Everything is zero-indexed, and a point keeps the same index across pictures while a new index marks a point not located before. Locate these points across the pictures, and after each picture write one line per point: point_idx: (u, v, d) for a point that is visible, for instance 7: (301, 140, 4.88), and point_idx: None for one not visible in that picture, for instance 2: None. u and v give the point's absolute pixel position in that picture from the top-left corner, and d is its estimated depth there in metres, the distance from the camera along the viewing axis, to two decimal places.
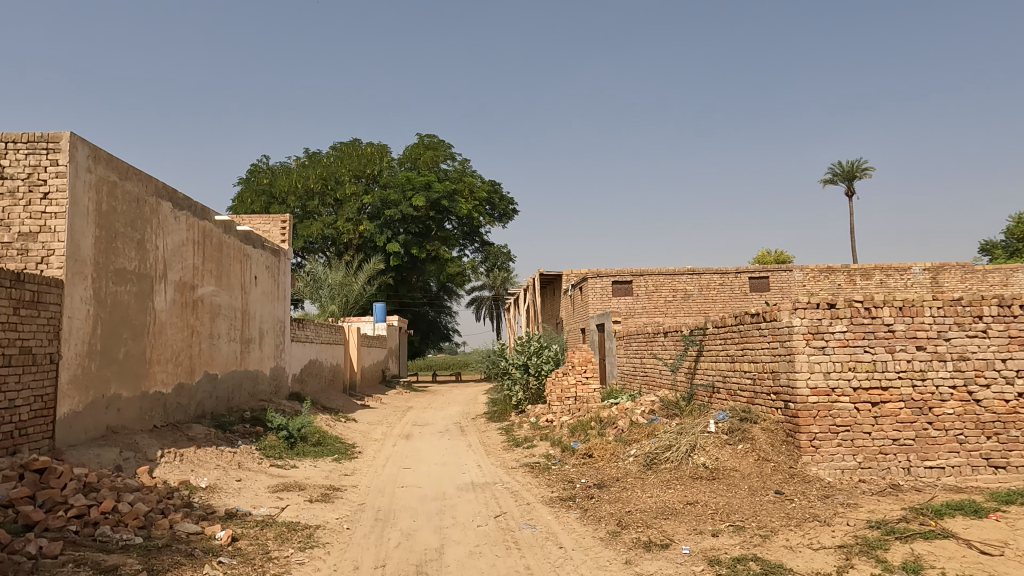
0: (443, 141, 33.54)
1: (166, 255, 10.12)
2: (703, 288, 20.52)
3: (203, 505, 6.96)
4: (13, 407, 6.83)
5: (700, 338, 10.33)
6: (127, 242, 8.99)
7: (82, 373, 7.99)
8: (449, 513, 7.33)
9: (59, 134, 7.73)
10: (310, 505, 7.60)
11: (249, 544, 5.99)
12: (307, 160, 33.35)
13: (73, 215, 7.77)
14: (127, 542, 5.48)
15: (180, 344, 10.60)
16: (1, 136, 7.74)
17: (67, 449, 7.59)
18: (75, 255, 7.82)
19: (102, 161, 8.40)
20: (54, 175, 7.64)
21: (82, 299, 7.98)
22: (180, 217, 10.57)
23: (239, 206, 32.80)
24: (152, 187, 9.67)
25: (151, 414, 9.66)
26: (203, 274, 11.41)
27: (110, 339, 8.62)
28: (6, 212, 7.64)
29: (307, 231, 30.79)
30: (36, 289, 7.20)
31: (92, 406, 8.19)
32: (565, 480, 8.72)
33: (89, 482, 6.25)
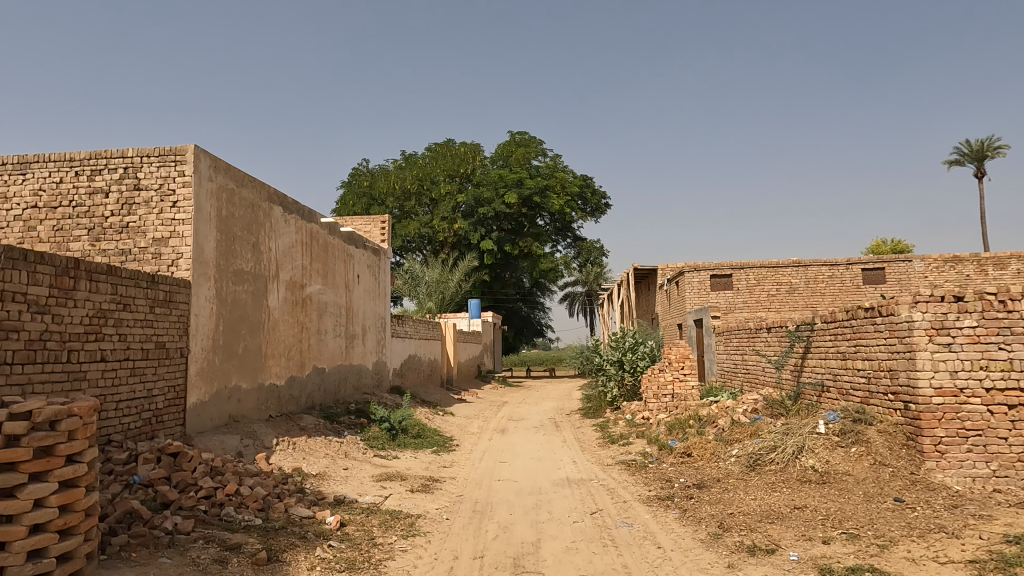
0: (534, 137, 33.66)
1: (278, 257, 10.80)
2: (810, 280, 19.45)
3: (315, 491, 7.41)
4: (151, 396, 7.56)
5: (807, 334, 9.78)
6: (243, 245, 9.68)
7: (207, 366, 8.72)
8: (546, 508, 7.38)
9: (185, 147, 8.43)
10: (412, 495, 7.90)
11: (357, 530, 6.30)
12: (405, 162, 34.46)
13: (198, 221, 8.46)
14: (249, 522, 5.93)
15: (292, 339, 11.32)
16: (137, 150, 8.51)
17: (196, 435, 8.30)
18: (200, 258, 8.53)
19: (222, 169, 9.09)
20: (181, 185, 8.37)
21: (207, 298, 8.69)
22: (290, 219, 11.26)
23: (343, 208, 34.48)
24: (265, 193, 10.35)
25: (268, 405, 10.39)
26: (311, 274, 12.10)
27: (230, 334, 9.33)
28: (140, 219, 8.40)
29: (405, 230, 31.84)
30: (168, 289, 7.94)
31: (216, 396, 8.91)
32: (663, 479, 8.53)
33: (216, 466, 6.80)
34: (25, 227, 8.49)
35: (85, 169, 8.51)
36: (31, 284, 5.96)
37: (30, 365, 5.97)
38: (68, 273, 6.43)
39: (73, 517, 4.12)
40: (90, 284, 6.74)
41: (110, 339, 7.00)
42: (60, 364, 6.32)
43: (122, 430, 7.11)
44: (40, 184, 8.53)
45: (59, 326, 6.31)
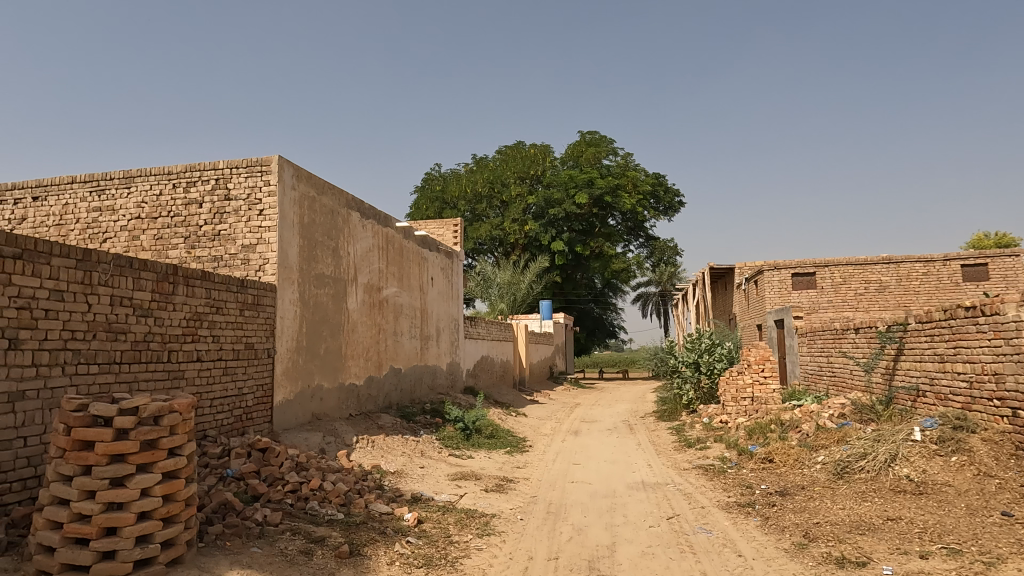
0: (605, 136, 33.34)
1: (356, 261, 11.19)
2: (902, 278, 18.34)
3: (393, 488, 7.62)
4: (241, 394, 8.02)
5: (900, 335, 9.23)
6: (324, 250, 10.09)
7: (292, 366, 9.15)
8: (621, 511, 7.29)
9: (270, 157, 8.87)
10: (487, 494, 7.99)
11: (433, 527, 6.43)
12: (476, 165, 34.89)
13: (283, 228, 8.89)
14: (332, 517, 6.17)
15: (370, 341, 11.70)
16: (226, 162, 9.03)
17: (283, 432, 8.72)
18: (285, 263, 8.96)
19: (304, 178, 9.51)
20: (267, 194, 8.82)
21: (291, 301, 9.12)
22: (367, 225, 11.65)
23: (416, 212, 35.26)
24: (344, 200, 10.75)
25: (348, 403, 10.79)
26: (387, 277, 12.47)
27: (313, 336, 9.75)
28: (230, 227, 8.90)
29: (477, 232, 32.20)
30: (256, 293, 8.39)
31: (300, 395, 9.33)
32: (743, 485, 8.25)
33: (301, 462, 7.11)
34: (130, 237, 9.18)
35: (181, 181, 9.10)
36: (136, 289, 6.44)
37: (136, 364, 6.45)
38: (168, 279, 6.90)
39: (175, 506, 4.42)
40: (187, 289, 7.22)
41: (205, 340, 7.46)
42: (161, 364, 6.79)
43: (216, 426, 7.57)
44: (143, 197, 9.20)
45: (160, 328, 6.78)
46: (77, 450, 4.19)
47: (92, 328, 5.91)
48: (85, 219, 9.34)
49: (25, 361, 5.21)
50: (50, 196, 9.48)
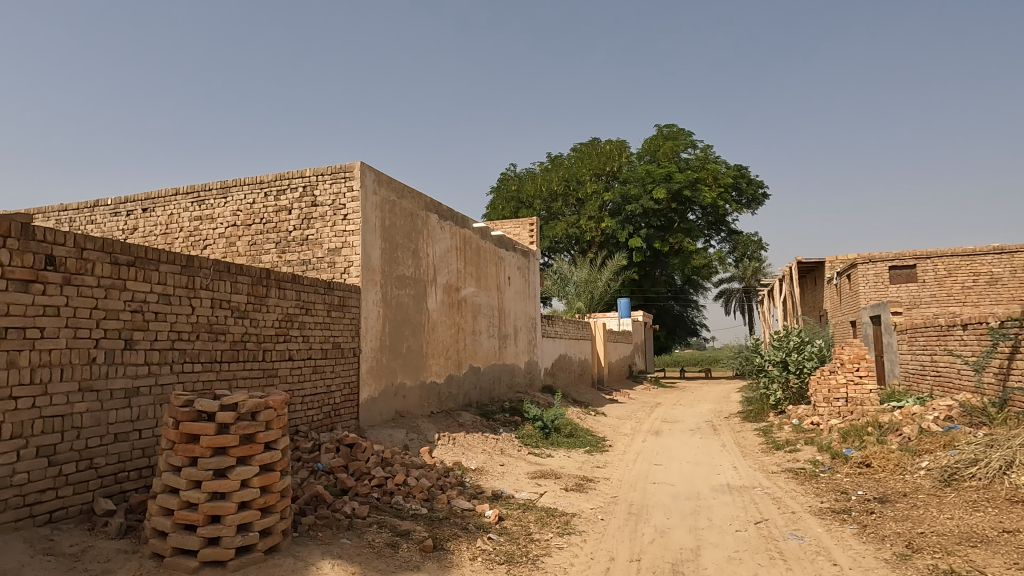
0: (683, 129, 32.46)
1: (435, 262, 11.45)
2: (1017, 270, 16.88)
3: (474, 485, 7.74)
4: (330, 391, 8.40)
5: (1015, 332, 8.48)
6: (404, 252, 10.38)
7: (376, 364, 9.48)
8: (705, 514, 7.09)
9: (352, 164, 9.21)
10: (567, 493, 7.98)
11: (514, 525, 6.48)
12: (551, 164, 34.82)
13: (365, 231, 9.21)
14: (416, 511, 6.34)
15: (450, 340, 11.94)
16: (312, 169, 9.44)
17: (368, 428, 9.06)
18: (368, 265, 9.29)
19: (384, 183, 9.81)
20: (351, 200, 9.16)
21: (374, 302, 9.45)
22: (445, 226, 11.88)
23: (492, 213, 35.61)
24: (422, 202, 11.01)
25: (430, 401, 11.06)
26: (465, 277, 12.68)
27: (395, 335, 10.07)
28: (318, 232, 9.31)
29: (553, 231, 32.15)
30: (342, 294, 8.75)
31: (384, 392, 9.65)
32: (838, 490, 7.82)
33: (386, 458, 7.35)
34: (227, 243, 9.79)
35: (272, 189, 9.62)
36: (233, 292, 6.85)
37: (234, 363, 6.87)
38: (262, 282, 7.30)
39: (271, 497, 4.67)
40: (280, 291, 7.61)
41: (296, 340, 7.85)
42: (256, 363, 7.19)
43: (307, 421, 7.97)
44: (238, 205, 9.79)
45: (255, 329, 7.19)
46: (184, 442, 4.51)
47: (196, 329, 6.34)
48: (188, 227, 10.03)
49: (139, 359, 5.66)
50: (157, 207, 10.24)
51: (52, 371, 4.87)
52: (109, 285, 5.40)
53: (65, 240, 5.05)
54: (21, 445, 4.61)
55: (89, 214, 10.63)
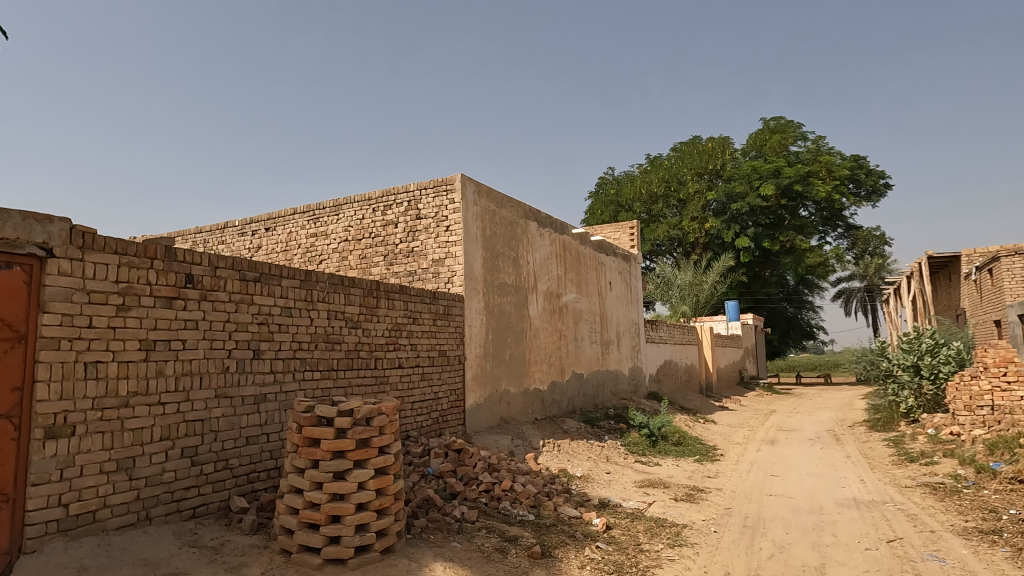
0: (791, 121, 30.73)
1: (535, 269, 11.53)
2: None
3: (580, 493, 7.68)
4: (437, 398, 8.67)
5: None
6: (505, 260, 10.54)
7: (481, 372, 9.68)
8: (829, 530, 6.63)
9: (453, 177, 9.47)
10: (676, 504, 7.74)
11: (622, 534, 6.36)
12: (650, 165, 34.08)
13: (467, 242, 9.44)
14: (524, 517, 6.39)
15: (553, 346, 11.97)
16: (416, 184, 9.81)
17: (475, 434, 9.26)
18: (470, 274, 9.51)
19: (484, 193, 10.02)
20: (452, 211, 9.42)
21: (477, 310, 9.65)
22: (545, 233, 11.95)
23: (591, 217, 35.34)
24: (522, 211, 11.14)
25: (534, 408, 11.12)
26: (566, 284, 12.68)
27: (499, 342, 10.23)
28: (422, 244, 9.65)
29: (654, 234, 31.43)
30: (447, 303, 9.02)
31: (489, 399, 9.83)
32: (985, 509, 7.05)
33: (493, 464, 7.46)
34: (340, 257, 10.37)
35: (380, 205, 10.09)
36: (347, 304, 7.24)
37: (349, 371, 7.24)
38: (372, 294, 7.66)
39: (386, 500, 4.88)
40: (389, 302, 7.96)
41: (405, 348, 8.17)
42: (369, 370, 7.55)
43: (417, 426, 8.26)
44: (349, 222, 10.35)
45: (368, 338, 7.56)
46: (307, 445, 4.82)
47: (315, 338, 6.75)
48: (304, 244, 10.73)
49: (265, 368, 6.11)
50: (278, 226, 11.04)
51: (194, 379, 5.36)
52: (239, 299, 5.88)
53: (202, 259, 5.55)
54: (169, 446, 5.11)
55: (220, 236, 11.63)
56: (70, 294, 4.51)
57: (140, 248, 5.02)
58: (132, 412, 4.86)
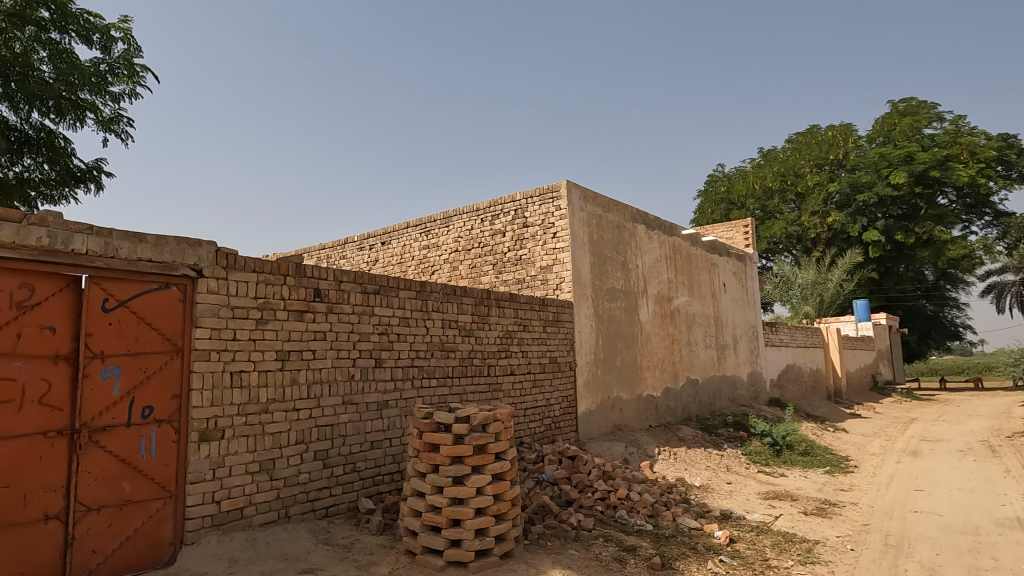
0: (924, 101, 28.10)
1: (645, 273, 11.31)
2: None
3: (700, 503, 7.41)
4: (549, 404, 8.71)
5: None
6: (613, 265, 10.42)
7: (592, 378, 9.62)
8: (989, 553, 5.95)
9: (559, 184, 9.51)
10: (806, 518, 7.26)
11: (748, 548, 6.06)
12: (763, 159, 32.41)
13: (574, 247, 9.43)
14: (641, 527, 6.26)
15: (665, 351, 11.67)
16: (522, 193, 9.94)
17: (588, 441, 9.22)
18: (579, 280, 9.49)
19: (590, 199, 9.98)
20: (559, 218, 9.46)
21: (587, 316, 9.61)
22: (653, 236, 11.69)
23: (701, 217, 34.12)
24: (629, 214, 10.98)
25: (648, 414, 10.88)
26: (678, 287, 12.33)
27: (609, 348, 10.12)
28: (530, 252, 9.76)
29: (770, 231, 29.83)
30: (556, 310, 9.05)
31: (601, 405, 9.75)
32: None
33: (607, 471, 7.37)
34: (452, 268, 10.70)
35: (488, 215, 10.32)
36: (459, 313, 7.46)
37: (464, 378, 7.45)
38: (484, 302, 7.84)
39: (504, 505, 4.96)
40: (500, 310, 8.11)
41: (516, 355, 8.29)
42: (482, 377, 7.72)
43: (530, 433, 8.35)
44: (459, 232, 10.67)
45: (480, 346, 7.74)
46: (427, 451, 5.01)
47: (430, 347, 7.01)
48: (418, 256, 11.18)
49: (387, 376, 6.42)
50: (394, 240, 11.59)
51: (323, 387, 5.73)
52: (361, 311, 6.23)
53: (328, 274, 5.93)
54: (304, 449, 5.49)
55: (341, 251, 12.39)
56: (217, 310, 4.98)
57: (274, 266, 5.45)
58: (271, 418, 5.27)
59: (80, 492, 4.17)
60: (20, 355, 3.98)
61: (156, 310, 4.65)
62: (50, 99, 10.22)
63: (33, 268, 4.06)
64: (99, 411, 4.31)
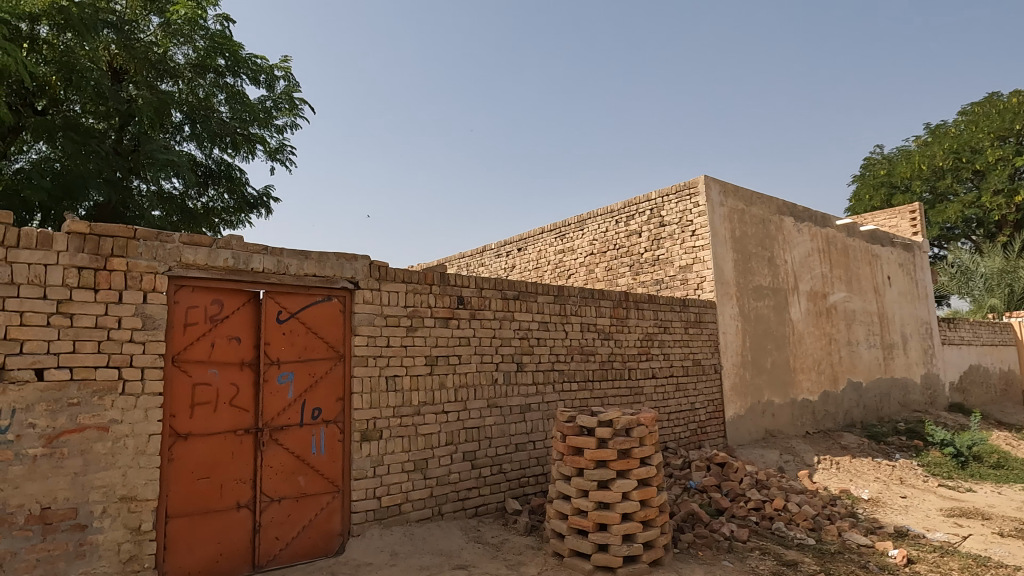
0: None
1: (795, 268, 10.57)
2: None
3: (870, 518, 6.77)
4: (694, 408, 8.43)
5: None
6: (759, 261, 9.85)
7: (740, 381, 9.16)
8: None
9: (697, 179, 9.17)
10: (1002, 540, 6.37)
11: (930, 570, 5.44)
12: (931, 135, 28.99)
13: (716, 245, 9.04)
14: (802, 541, 5.84)
15: (822, 352, 10.81)
16: (658, 191, 9.70)
17: (737, 448, 8.79)
18: (721, 279, 9.08)
19: (731, 193, 9.51)
20: (697, 215, 9.12)
21: (732, 316, 9.17)
22: (803, 228, 10.90)
23: (857, 204, 31.22)
24: (775, 206, 10.33)
25: (804, 420, 10.15)
26: (833, 281, 11.39)
27: (758, 350, 9.57)
28: (668, 251, 9.50)
29: (942, 216, 26.64)
30: (698, 311, 8.73)
31: (751, 410, 9.25)
32: None
33: (761, 480, 6.96)
34: (588, 271, 10.70)
35: (623, 216, 10.20)
36: (598, 316, 7.43)
37: (604, 382, 7.40)
38: (622, 305, 7.75)
39: (651, 511, 4.85)
40: (639, 312, 7.97)
41: (658, 358, 8.09)
42: (623, 381, 7.63)
43: (675, 438, 8.12)
44: (594, 235, 10.65)
45: (620, 349, 7.65)
46: (572, 454, 5.04)
47: (570, 351, 7.05)
48: (553, 260, 11.30)
49: (528, 380, 6.55)
50: (529, 246, 11.84)
51: (469, 391, 5.97)
52: (502, 317, 6.40)
53: (470, 282, 6.17)
54: (453, 450, 5.75)
55: (480, 258, 12.85)
56: (372, 319, 5.37)
57: (421, 276, 5.76)
58: (423, 419, 5.58)
59: (264, 485, 4.67)
60: (213, 362, 4.53)
61: (321, 320, 5.10)
62: (227, 136, 11.63)
63: (221, 286, 4.61)
64: (277, 412, 4.80)
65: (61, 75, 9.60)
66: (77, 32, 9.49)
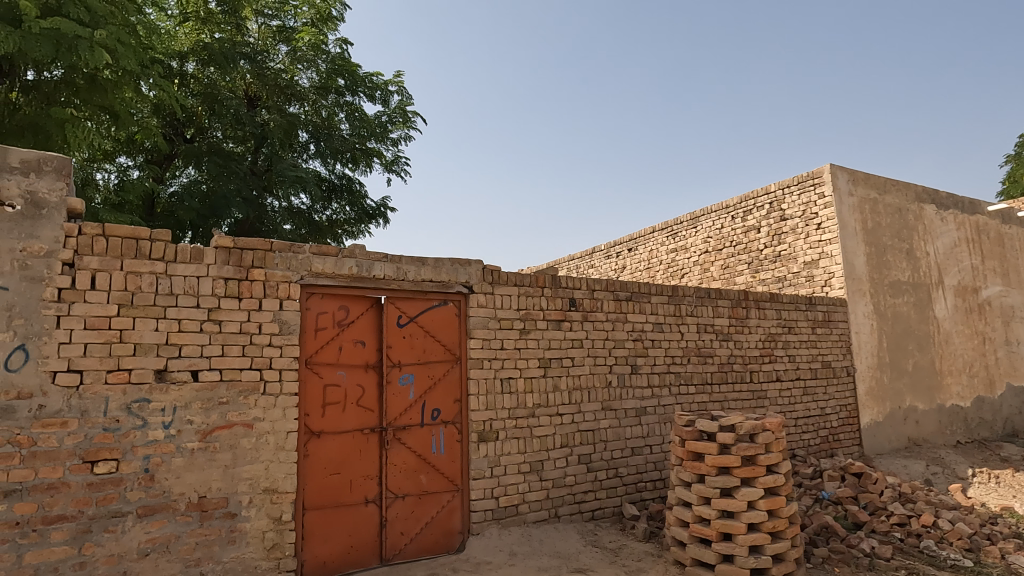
0: None
1: (939, 260, 9.61)
2: None
3: None
4: (825, 414, 7.88)
5: None
6: (897, 254, 9.04)
7: (876, 385, 8.45)
8: None
9: (822, 168, 8.57)
10: None
11: None
12: None
13: (845, 237, 8.40)
14: (957, 562, 5.27)
15: (974, 353, 9.74)
16: (777, 183, 9.18)
17: (876, 457, 8.13)
18: (852, 274, 8.42)
19: (861, 181, 8.81)
20: (823, 206, 8.53)
21: (865, 314, 8.48)
22: (947, 216, 9.88)
23: (1012, 187, 27.86)
24: (913, 194, 9.45)
25: (955, 428, 9.19)
26: (986, 274, 10.23)
27: (897, 351, 8.79)
28: (791, 246, 8.97)
29: None
30: (827, 309, 8.15)
31: (891, 417, 8.51)
32: None
33: (905, 493, 6.36)
34: (703, 270, 10.30)
35: (740, 211, 9.74)
36: (716, 316, 7.14)
37: (724, 385, 7.09)
38: (741, 304, 7.40)
39: (780, 522, 4.58)
40: (760, 311, 7.56)
41: (782, 360, 7.63)
42: (745, 385, 7.28)
43: (804, 445, 7.63)
44: (708, 232, 10.25)
45: (741, 350, 7.30)
46: (691, 459, 4.87)
47: (687, 353, 6.82)
48: (666, 259, 11.00)
49: (643, 382, 6.41)
50: (640, 245, 11.60)
51: (583, 393, 5.94)
52: (615, 318, 6.31)
53: (582, 284, 6.13)
54: (568, 453, 5.74)
55: (589, 260, 12.77)
56: (487, 322, 5.48)
57: (532, 279, 5.81)
58: (538, 422, 5.61)
59: (389, 482, 4.90)
60: (342, 364, 4.82)
61: (437, 324, 5.28)
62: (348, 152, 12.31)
63: (347, 292, 4.89)
64: (400, 412, 5.01)
65: (206, 106, 10.66)
66: (218, 65, 10.51)
